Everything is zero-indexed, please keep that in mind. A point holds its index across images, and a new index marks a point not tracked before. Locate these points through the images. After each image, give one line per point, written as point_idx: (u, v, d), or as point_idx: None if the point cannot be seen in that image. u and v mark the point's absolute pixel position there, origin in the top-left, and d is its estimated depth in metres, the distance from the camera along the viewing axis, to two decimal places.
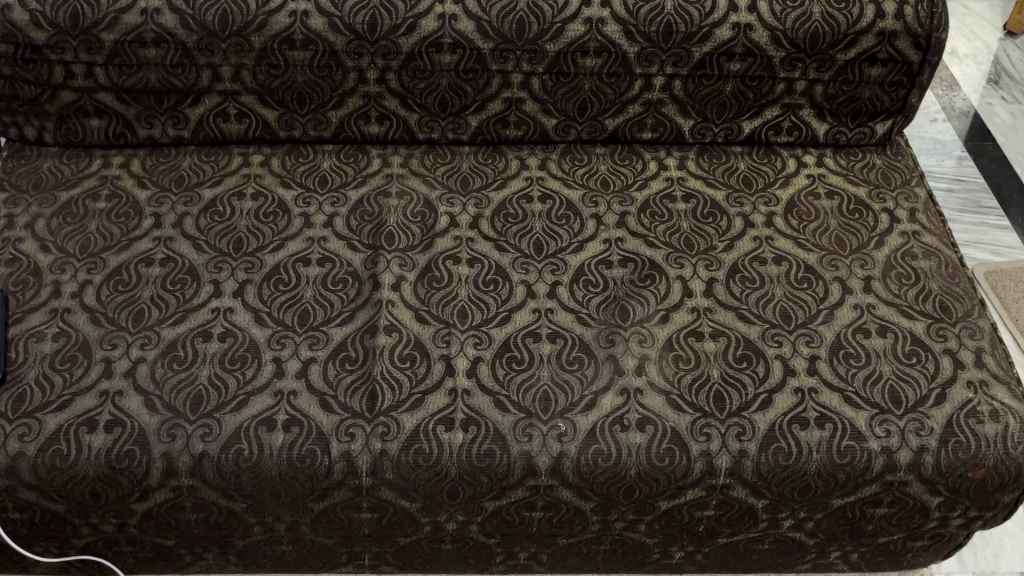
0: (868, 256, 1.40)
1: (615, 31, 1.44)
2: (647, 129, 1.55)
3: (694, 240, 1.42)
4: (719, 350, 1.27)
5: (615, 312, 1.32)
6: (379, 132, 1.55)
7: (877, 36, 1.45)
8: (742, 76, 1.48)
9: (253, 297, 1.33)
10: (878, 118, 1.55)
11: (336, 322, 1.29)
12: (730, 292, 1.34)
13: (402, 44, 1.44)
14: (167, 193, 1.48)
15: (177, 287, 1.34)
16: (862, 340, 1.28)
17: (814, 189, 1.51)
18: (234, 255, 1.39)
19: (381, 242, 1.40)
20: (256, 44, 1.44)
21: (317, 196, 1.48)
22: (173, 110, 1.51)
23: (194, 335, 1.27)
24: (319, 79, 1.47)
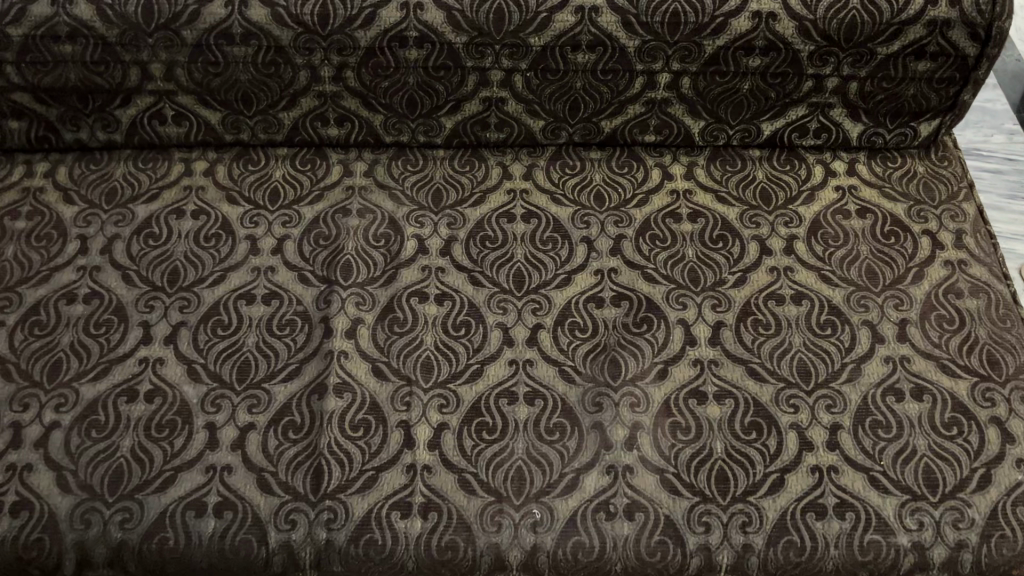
0: (905, 293, 1.19)
1: (611, 22, 1.21)
2: (650, 130, 1.33)
3: (700, 272, 1.22)
4: (724, 417, 1.09)
5: (604, 365, 1.13)
6: (339, 135, 1.34)
7: (926, 26, 1.21)
8: (763, 73, 1.25)
9: (188, 345, 1.15)
10: (922, 118, 1.32)
11: (281, 378, 1.12)
12: (739, 341, 1.15)
13: (359, 38, 1.22)
14: (96, 209, 1.29)
15: (101, 331, 1.17)
16: (894, 404, 1.09)
17: (843, 205, 1.29)
18: (168, 290, 1.20)
19: (336, 275, 1.22)
20: (188, 39, 1.22)
21: (266, 214, 1.28)
22: (101, 112, 1.30)
23: (117, 394, 1.11)
24: (265, 77, 1.26)
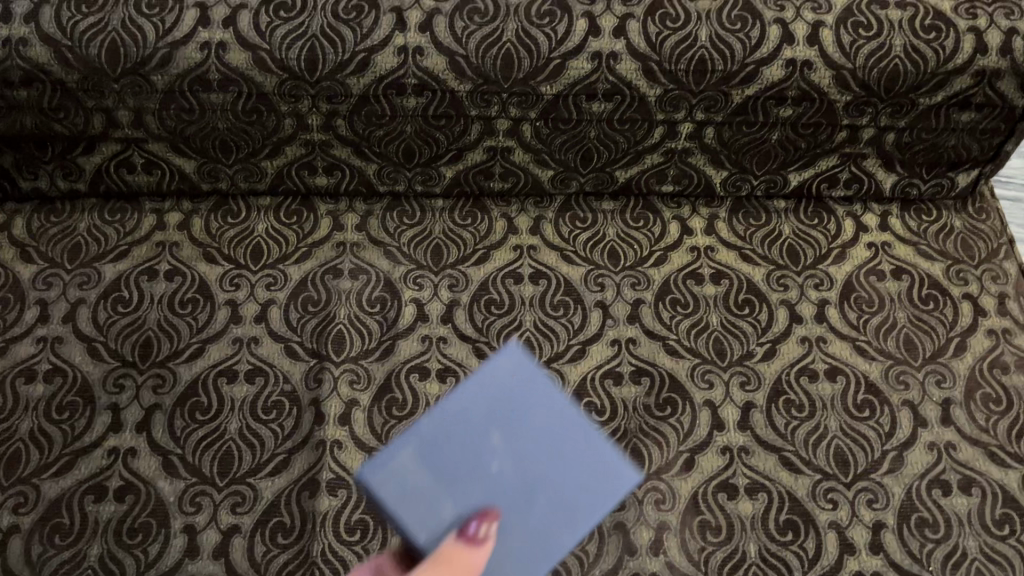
0: (947, 368, 1.10)
1: (631, 70, 1.09)
2: (668, 181, 1.23)
3: (726, 343, 1.12)
4: (757, 515, 0.99)
5: (625, 455, 1.03)
6: (328, 184, 1.23)
7: (975, 76, 1.10)
8: (794, 123, 1.15)
9: (162, 432, 1.04)
10: (960, 169, 1.22)
11: (267, 472, 1.01)
12: (771, 425, 1.05)
13: (352, 85, 1.09)
14: (57, 269, 1.16)
15: (65, 416, 1.04)
16: (941, 499, 1.00)
17: (877, 265, 1.19)
18: (140, 366, 1.08)
19: (328, 348, 1.10)
20: (159, 85, 1.08)
21: (248, 275, 1.16)
22: (62, 160, 1.17)
23: (84, 492, 0.99)
24: (246, 125, 1.14)
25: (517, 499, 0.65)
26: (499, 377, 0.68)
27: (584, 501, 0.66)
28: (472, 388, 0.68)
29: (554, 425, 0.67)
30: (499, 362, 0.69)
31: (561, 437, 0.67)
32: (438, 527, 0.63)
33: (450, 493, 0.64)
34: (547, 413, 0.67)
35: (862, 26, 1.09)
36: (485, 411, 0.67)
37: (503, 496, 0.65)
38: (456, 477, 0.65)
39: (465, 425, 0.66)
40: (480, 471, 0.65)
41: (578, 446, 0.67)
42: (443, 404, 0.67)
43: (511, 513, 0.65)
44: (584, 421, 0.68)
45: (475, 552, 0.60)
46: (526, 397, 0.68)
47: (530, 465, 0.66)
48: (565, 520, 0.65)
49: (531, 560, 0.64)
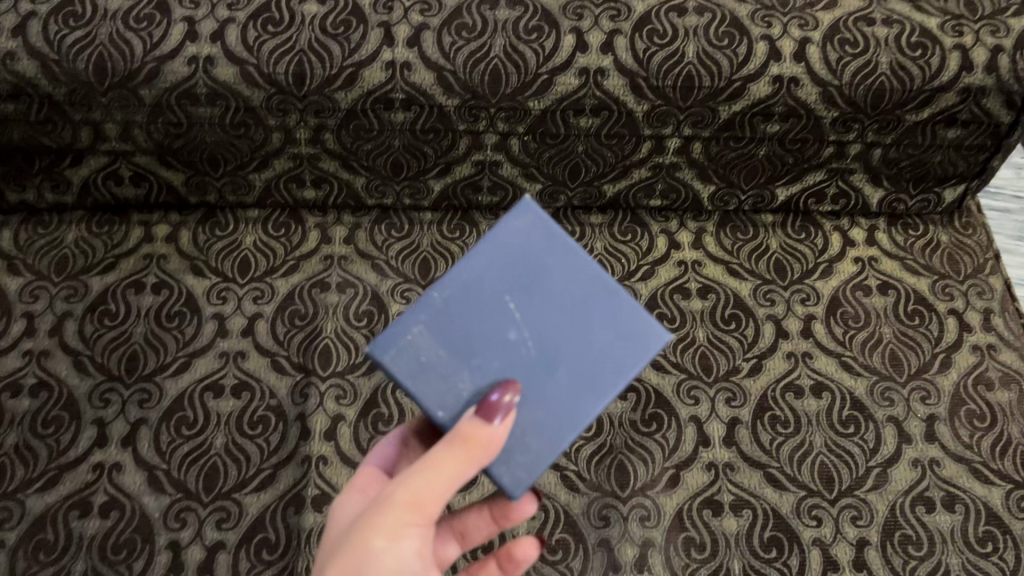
0: (932, 384, 1.10)
1: (618, 86, 1.09)
2: (656, 195, 1.24)
3: (713, 359, 1.12)
4: (741, 531, 0.99)
5: (610, 472, 1.03)
6: (317, 197, 1.23)
7: (961, 93, 1.10)
8: (781, 139, 1.15)
9: (148, 447, 1.03)
10: (947, 184, 1.23)
11: (252, 487, 1.01)
12: (756, 441, 1.06)
13: (340, 100, 1.09)
14: (44, 282, 1.16)
15: (50, 431, 1.04)
16: (924, 516, 1.01)
17: (863, 280, 1.20)
18: (127, 380, 1.08)
19: (314, 363, 1.10)
20: (147, 98, 1.08)
21: (235, 288, 1.16)
22: (50, 172, 1.17)
23: (69, 507, 0.99)
24: (234, 139, 1.14)
25: (538, 365, 0.66)
26: (514, 240, 0.68)
27: (607, 365, 0.66)
28: (485, 253, 0.68)
29: (572, 287, 0.67)
30: (513, 224, 0.68)
31: (579, 299, 0.67)
32: (458, 400, 0.66)
33: (470, 366, 0.66)
34: (564, 276, 0.68)
35: (849, 43, 1.10)
36: (501, 276, 0.67)
37: (524, 363, 0.66)
38: (471, 348, 0.66)
39: (480, 296, 0.67)
40: (499, 338, 0.66)
41: (603, 319, 0.67)
42: (458, 272, 0.67)
43: (533, 381, 0.66)
44: (604, 281, 0.68)
45: (494, 428, 0.61)
46: (543, 258, 0.68)
47: (550, 329, 0.67)
48: (586, 385, 0.66)
49: (556, 429, 0.65)
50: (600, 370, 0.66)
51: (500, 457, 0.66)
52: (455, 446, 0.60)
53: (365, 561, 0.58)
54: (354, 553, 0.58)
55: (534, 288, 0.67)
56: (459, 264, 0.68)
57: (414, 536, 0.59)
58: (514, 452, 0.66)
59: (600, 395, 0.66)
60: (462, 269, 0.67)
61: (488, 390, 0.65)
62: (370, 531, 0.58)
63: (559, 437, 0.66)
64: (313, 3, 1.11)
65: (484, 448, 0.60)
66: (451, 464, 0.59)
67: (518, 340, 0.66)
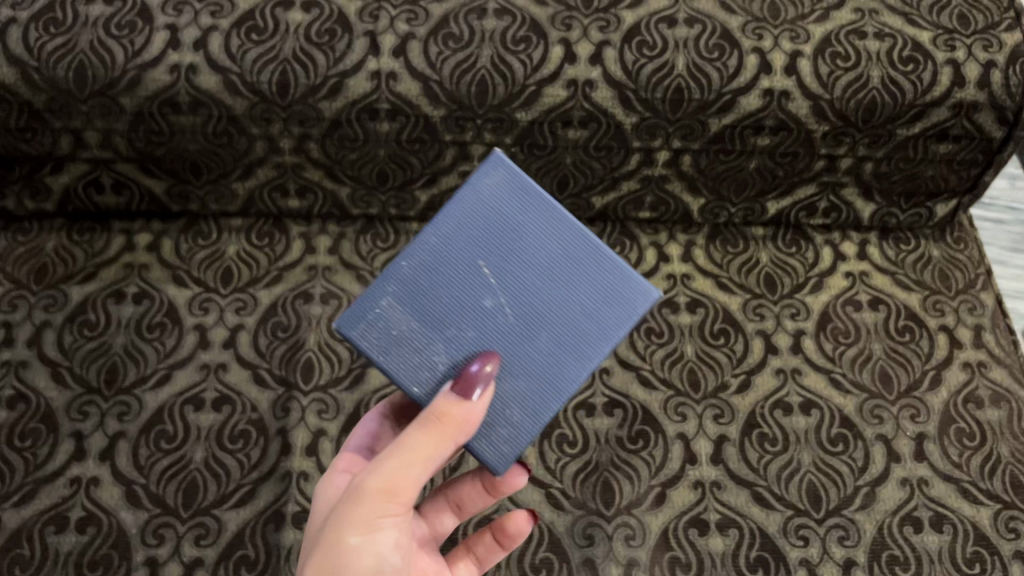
0: (921, 402, 1.09)
1: (607, 98, 1.08)
2: (646, 208, 1.23)
3: (700, 375, 1.11)
4: (727, 551, 0.98)
5: (595, 489, 1.01)
6: (301, 206, 1.21)
7: (952, 109, 1.09)
8: (771, 152, 1.14)
9: (126, 461, 1.02)
10: (938, 199, 1.22)
11: (232, 503, 0.99)
12: (743, 459, 1.04)
13: (324, 109, 1.08)
14: (23, 291, 1.14)
15: (27, 444, 1.02)
16: (912, 537, 1.00)
17: (854, 295, 1.19)
18: (105, 392, 1.06)
19: (296, 376, 1.09)
20: (128, 106, 1.07)
21: (217, 299, 1.15)
22: (30, 179, 1.15)
23: (44, 523, 0.97)
24: (217, 147, 1.12)
25: (518, 329, 0.66)
26: (486, 201, 0.68)
27: (594, 325, 0.67)
28: (455, 218, 0.68)
29: (551, 247, 0.68)
30: (484, 183, 0.69)
31: (558, 259, 0.68)
32: (435, 375, 0.65)
33: (445, 336, 0.66)
34: (543, 238, 0.68)
35: (840, 56, 1.09)
36: (475, 240, 0.68)
37: (503, 330, 0.66)
38: (445, 316, 0.66)
39: (454, 262, 0.67)
40: (475, 303, 0.66)
41: (585, 277, 0.68)
42: (428, 236, 0.68)
43: (514, 346, 0.66)
44: (582, 239, 0.68)
45: (470, 403, 0.61)
46: (515, 218, 0.68)
47: (527, 293, 0.67)
48: (570, 349, 0.67)
49: (542, 394, 0.66)
50: (585, 330, 0.67)
51: (481, 432, 0.67)
52: (429, 425, 0.60)
53: (343, 559, 0.58)
54: (331, 551, 0.58)
55: (508, 252, 0.67)
56: (428, 230, 0.68)
57: (391, 527, 0.60)
58: (496, 425, 0.67)
59: (587, 356, 0.67)
60: (432, 233, 0.68)
61: (464, 360, 0.65)
62: (346, 520, 0.59)
63: (543, 404, 0.66)
64: (298, 11, 1.09)
65: (461, 427, 0.60)
66: (426, 445, 0.59)
67: (494, 306, 0.66)
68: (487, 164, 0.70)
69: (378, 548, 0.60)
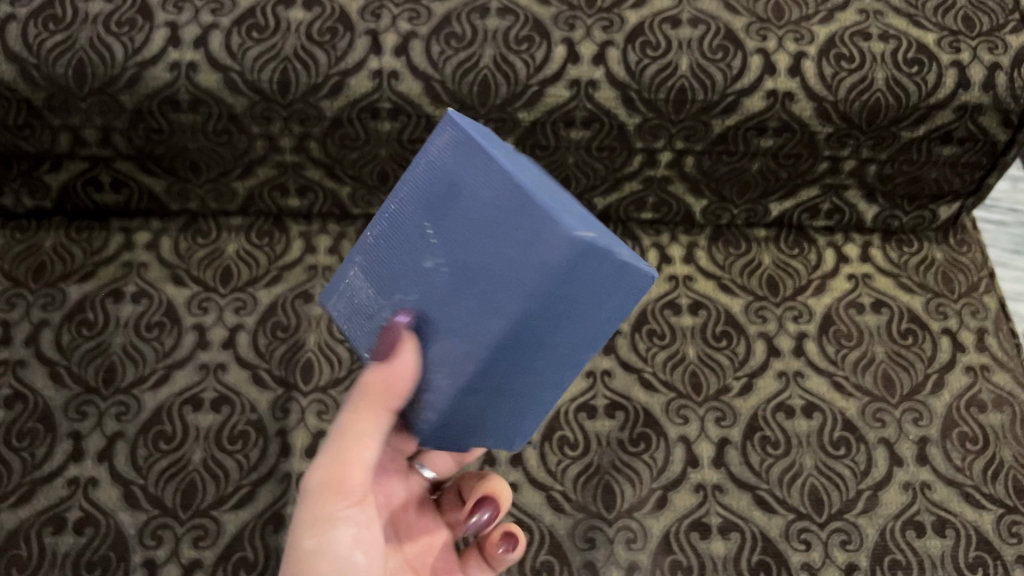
0: (924, 406, 1.09)
1: (610, 98, 1.07)
2: (648, 208, 1.22)
3: (703, 377, 1.10)
4: (729, 555, 0.98)
5: (596, 492, 1.01)
6: (301, 205, 1.21)
7: (957, 111, 1.09)
8: (774, 154, 1.13)
9: (124, 462, 1.01)
10: (942, 201, 1.22)
11: (230, 504, 0.99)
12: (745, 463, 1.04)
13: (325, 108, 1.07)
14: (21, 289, 1.13)
15: (25, 444, 1.02)
16: (915, 541, 0.99)
17: (856, 297, 1.18)
18: (104, 392, 1.06)
19: (295, 377, 1.08)
20: (127, 104, 1.06)
21: (217, 298, 1.14)
22: (28, 177, 1.15)
23: (42, 523, 0.96)
24: (216, 146, 1.11)
25: (457, 293, 0.58)
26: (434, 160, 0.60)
27: (546, 294, 0.55)
28: (409, 178, 0.62)
29: (495, 195, 0.57)
30: (436, 141, 0.61)
31: (501, 214, 0.56)
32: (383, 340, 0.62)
33: (393, 302, 0.62)
34: (484, 187, 0.57)
35: (845, 58, 1.08)
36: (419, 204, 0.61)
37: (443, 293, 0.59)
38: (396, 279, 0.62)
39: (405, 223, 0.62)
40: (417, 266, 0.60)
41: (524, 237, 0.55)
42: (388, 204, 0.64)
43: (447, 307, 0.59)
44: (523, 191, 0.55)
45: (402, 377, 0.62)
46: (461, 170, 0.59)
47: (470, 255, 0.57)
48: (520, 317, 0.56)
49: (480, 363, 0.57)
50: (538, 300, 0.55)
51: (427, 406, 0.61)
52: (363, 398, 0.61)
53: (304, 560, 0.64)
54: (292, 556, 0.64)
55: (451, 210, 0.59)
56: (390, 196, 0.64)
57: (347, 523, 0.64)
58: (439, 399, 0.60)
59: (540, 326, 0.56)
60: (392, 199, 0.63)
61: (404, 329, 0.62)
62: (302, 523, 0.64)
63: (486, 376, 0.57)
64: (298, 10, 1.08)
65: (395, 394, 0.60)
66: (363, 429, 0.62)
67: (435, 268, 0.59)
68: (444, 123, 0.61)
69: (336, 545, 0.64)
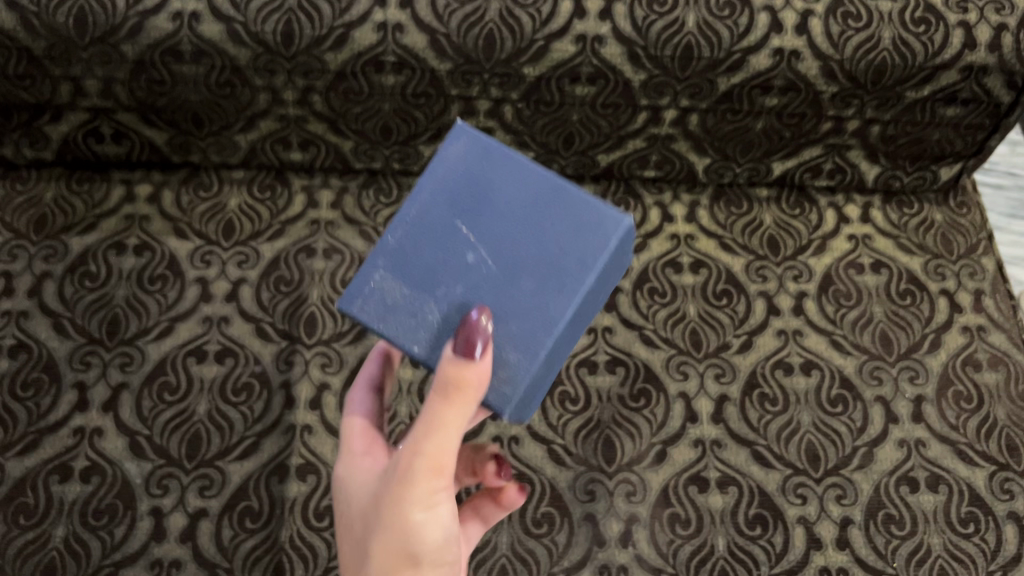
0: (920, 364, 1.10)
1: (616, 54, 1.07)
2: (650, 166, 1.22)
3: (702, 335, 1.11)
4: (726, 508, 0.99)
5: (597, 446, 1.02)
6: (304, 159, 1.20)
7: (962, 71, 1.09)
8: (778, 113, 1.13)
9: (130, 412, 1.02)
10: (943, 162, 1.22)
11: (236, 455, 1.00)
12: (743, 419, 1.05)
13: (329, 61, 1.06)
14: (23, 241, 1.13)
15: (29, 394, 1.02)
16: (908, 496, 1.01)
17: (856, 258, 1.19)
18: (107, 344, 1.06)
19: (299, 330, 1.09)
20: (129, 54, 1.05)
21: (220, 252, 1.14)
22: (29, 128, 1.14)
23: (49, 472, 0.97)
24: (219, 99, 1.10)
25: (499, 276, 0.61)
26: (455, 167, 0.63)
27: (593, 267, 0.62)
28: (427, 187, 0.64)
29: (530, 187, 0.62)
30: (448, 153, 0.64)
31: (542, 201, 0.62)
32: (430, 331, 0.61)
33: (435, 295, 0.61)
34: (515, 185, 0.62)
35: (852, 16, 1.07)
36: (449, 196, 0.63)
37: (488, 281, 0.61)
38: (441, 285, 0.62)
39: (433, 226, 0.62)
40: (457, 259, 0.61)
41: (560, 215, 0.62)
42: (406, 210, 0.63)
43: (499, 291, 0.60)
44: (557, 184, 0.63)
45: (476, 363, 0.53)
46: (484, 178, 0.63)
47: (509, 244, 0.61)
48: (554, 283, 0.61)
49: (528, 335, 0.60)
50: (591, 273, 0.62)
51: None
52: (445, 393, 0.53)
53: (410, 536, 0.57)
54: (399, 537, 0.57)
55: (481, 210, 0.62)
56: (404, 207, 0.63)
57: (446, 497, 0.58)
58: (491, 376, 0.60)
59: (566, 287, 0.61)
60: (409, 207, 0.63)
61: (456, 317, 0.60)
62: (374, 530, 0.57)
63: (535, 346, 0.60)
64: None
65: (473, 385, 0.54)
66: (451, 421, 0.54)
67: (477, 260, 0.61)
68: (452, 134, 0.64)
69: (439, 518, 0.58)
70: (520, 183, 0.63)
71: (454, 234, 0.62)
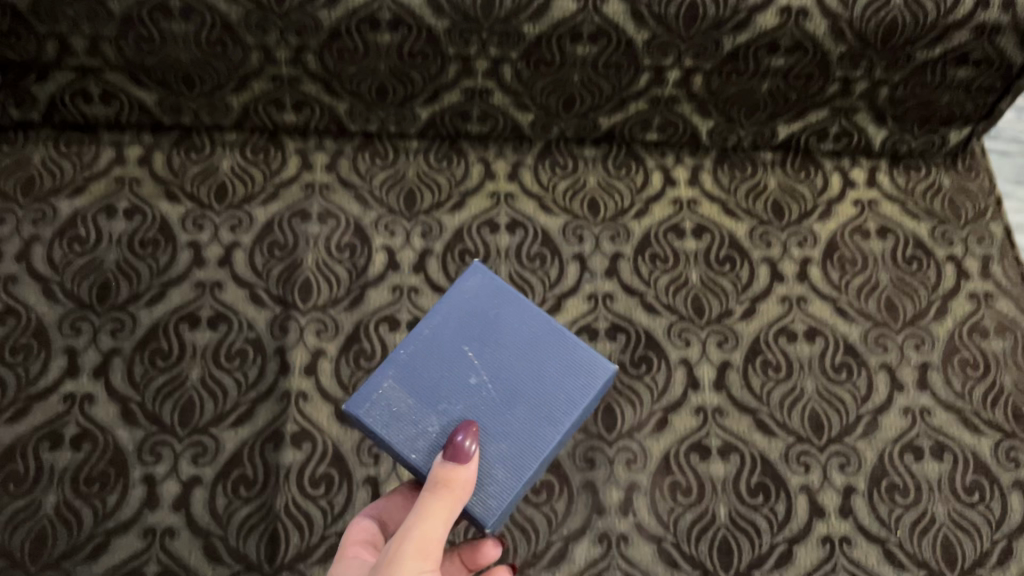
0: (926, 332, 1.08)
1: (618, 11, 1.03)
2: (653, 129, 1.19)
3: (705, 301, 1.09)
4: (728, 477, 0.98)
5: (597, 414, 1.01)
6: (298, 121, 1.17)
7: (974, 31, 1.06)
8: (785, 74, 1.10)
9: (121, 378, 1.00)
10: (952, 125, 1.19)
11: (230, 422, 0.98)
12: (746, 386, 1.04)
13: (322, 19, 1.03)
14: (10, 204, 1.10)
15: (19, 359, 1.00)
16: (913, 465, 0.99)
17: (862, 223, 1.17)
18: (98, 309, 1.04)
19: (293, 296, 1.06)
20: (117, 11, 1.01)
21: (212, 216, 1.12)
22: (15, 87, 1.11)
23: (39, 439, 0.96)
24: (210, 58, 1.07)
25: (496, 401, 0.68)
26: (467, 299, 0.73)
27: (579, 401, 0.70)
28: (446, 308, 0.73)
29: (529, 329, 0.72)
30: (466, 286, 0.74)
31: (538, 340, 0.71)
32: (428, 441, 0.66)
33: (437, 409, 0.68)
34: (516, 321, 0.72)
35: None
36: (459, 327, 0.71)
37: (487, 403, 0.68)
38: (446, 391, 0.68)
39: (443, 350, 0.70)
40: (461, 380, 0.69)
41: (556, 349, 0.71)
42: (420, 328, 0.71)
43: (494, 415, 0.67)
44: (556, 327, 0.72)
45: (465, 470, 0.61)
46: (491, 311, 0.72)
47: (507, 373, 0.69)
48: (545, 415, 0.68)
49: (521, 450, 0.67)
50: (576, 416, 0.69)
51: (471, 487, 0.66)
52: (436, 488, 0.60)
53: None
54: None
55: (489, 338, 0.71)
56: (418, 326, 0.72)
57: None
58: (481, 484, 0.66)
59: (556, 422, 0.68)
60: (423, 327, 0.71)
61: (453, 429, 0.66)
62: None
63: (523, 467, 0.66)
64: None
65: (461, 489, 0.61)
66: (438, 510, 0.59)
67: (478, 382, 0.69)
68: (470, 272, 0.75)
69: None
70: (520, 322, 0.72)
71: (461, 357, 0.70)
